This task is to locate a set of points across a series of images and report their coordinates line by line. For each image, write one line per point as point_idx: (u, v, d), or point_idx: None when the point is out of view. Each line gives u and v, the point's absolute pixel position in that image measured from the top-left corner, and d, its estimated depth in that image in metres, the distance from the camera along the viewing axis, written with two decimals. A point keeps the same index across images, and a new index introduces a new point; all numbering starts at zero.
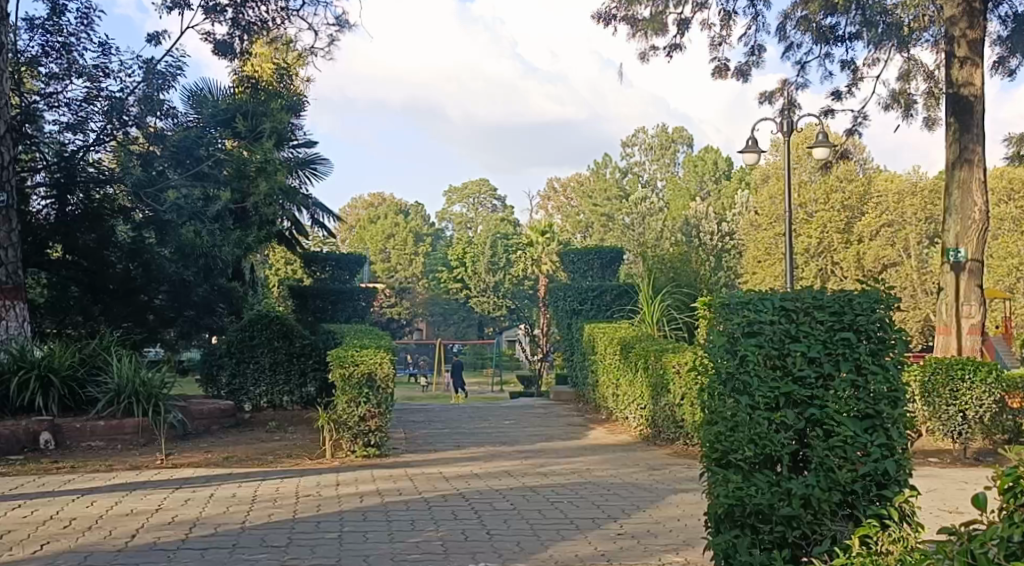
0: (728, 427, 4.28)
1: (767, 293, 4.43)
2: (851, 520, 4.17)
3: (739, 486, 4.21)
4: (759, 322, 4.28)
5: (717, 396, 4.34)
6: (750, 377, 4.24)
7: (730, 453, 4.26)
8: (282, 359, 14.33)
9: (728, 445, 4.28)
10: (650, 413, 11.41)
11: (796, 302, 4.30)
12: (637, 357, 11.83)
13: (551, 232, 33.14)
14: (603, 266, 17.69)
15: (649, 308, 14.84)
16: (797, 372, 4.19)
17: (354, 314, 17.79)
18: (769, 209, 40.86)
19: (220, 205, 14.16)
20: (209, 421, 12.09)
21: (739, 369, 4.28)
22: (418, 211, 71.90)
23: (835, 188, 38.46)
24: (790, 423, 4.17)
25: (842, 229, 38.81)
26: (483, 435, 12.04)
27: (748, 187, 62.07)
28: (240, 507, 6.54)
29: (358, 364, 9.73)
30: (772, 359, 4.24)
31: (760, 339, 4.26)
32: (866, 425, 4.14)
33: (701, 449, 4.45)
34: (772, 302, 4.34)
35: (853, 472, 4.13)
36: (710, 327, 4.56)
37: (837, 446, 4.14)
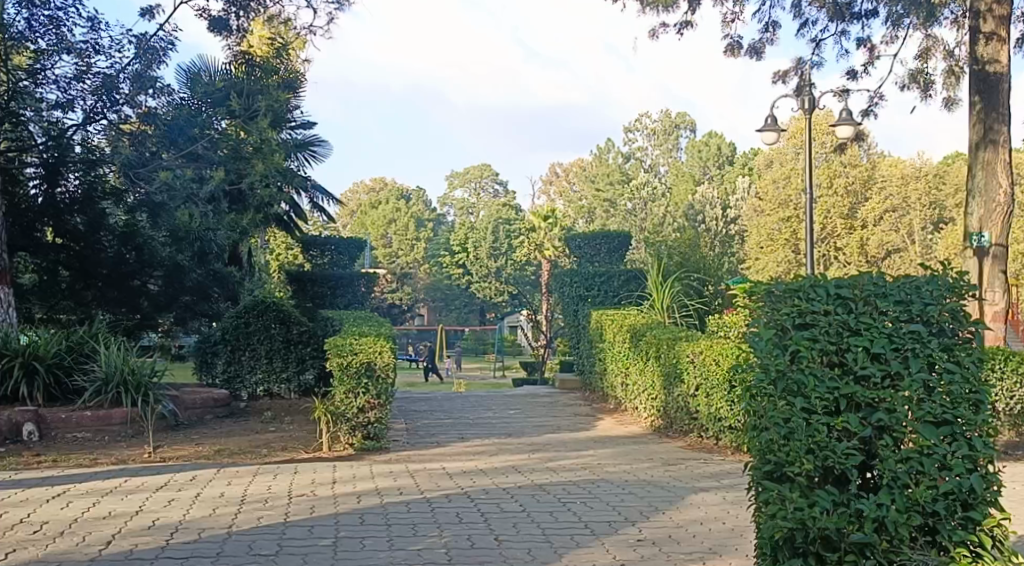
0: (782, 434, 3.82)
1: (818, 279, 4.04)
2: (933, 547, 3.75)
3: (800, 506, 3.78)
4: (812, 312, 3.89)
5: (766, 400, 3.89)
6: (805, 376, 3.80)
7: (785, 466, 3.82)
8: (278, 346, 13.88)
9: (782, 458, 3.84)
10: (661, 404, 10.93)
11: (854, 289, 3.90)
12: (648, 345, 11.34)
13: (554, 217, 32.64)
14: (610, 251, 17.17)
15: (659, 294, 14.34)
16: (858, 370, 3.75)
17: (354, 299, 17.30)
18: (774, 194, 40.31)
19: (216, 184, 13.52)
20: (201, 411, 11.76)
21: (791, 367, 3.84)
22: (419, 196, 71.37)
23: (838, 173, 37.96)
24: (854, 430, 3.71)
25: (846, 215, 38.31)
26: (487, 425, 11.58)
27: (751, 173, 61.51)
28: (228, 508, 6.06)
29: (357, 353, 9.27)
30: (828, 355, 3.81)
31: (814, 331, 3.85)
32: (943, 433, 3.68)
33: (751, 461, 4.02)
34: (827, 290, 3.94)
35: (933, 489, 3.69)
36: (752, 318, 4.15)
37: (911, 459, 3.69)
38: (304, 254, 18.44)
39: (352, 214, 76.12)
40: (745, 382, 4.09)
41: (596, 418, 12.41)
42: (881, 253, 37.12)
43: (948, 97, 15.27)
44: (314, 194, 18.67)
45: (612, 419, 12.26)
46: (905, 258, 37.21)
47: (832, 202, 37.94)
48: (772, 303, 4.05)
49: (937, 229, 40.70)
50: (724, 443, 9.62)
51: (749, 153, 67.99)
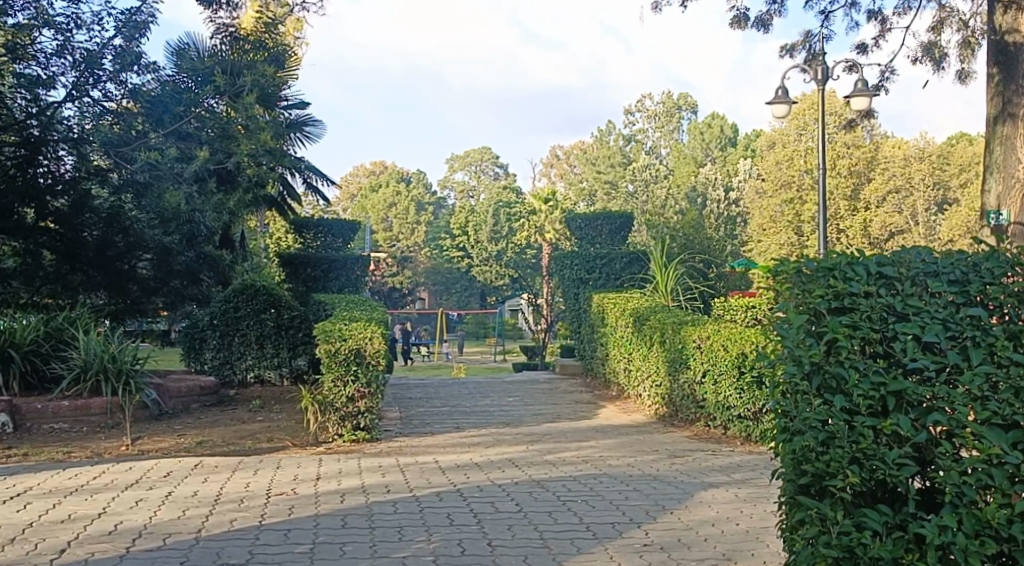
0: (819, 440, 3.59)
1: (855, 255, 3.77)
2: None
3: (847, 530, 3.57)
4: (850, 295, 3.61)
5: (802, 399, 3.67)
6: (844, 371, 3.54)
7: (825, 479, 3.59)
8: (269, 332, 13.41)
9: (821, 469, 3.61)
10: (666, 391, 10.46)
11: (898, 268, 3.62)
12: (652, 329, 10.87)
13: (554, 199, 32.14)
14: (611, 231, 16.60)
15: (662, 278, 13.85)
16: (907, 363, 3.46)
17: (348, 283, 16.81)
18: (775, 174, 39.58)
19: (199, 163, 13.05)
20: (187, 400, 11.29)
21: (828, 361, 3.59)
22: (419, 179, 70.82)
23: (841, 155, 37.44)
24: (906, 435, 3.43)
25: (850, 196, 37.79)
26: (484, 413, 11.11)
27: (753, 155, 60.90)
28: (199, 510, 5.59)
29: (346, 339, 8.78)
30: (870, 345, 3.54)
31: (854, 318, 3.57)
32: (1013, 438, 3.30)
33: (785, 469, 3.80)
34: (864, 268, 3.66)
35: (1007, 508, 3.31)
36: (779, 303, 3.91)
37: (978, 471, 3.34)
38: (297, 236, 17.93)
39: (352, 198, 75.63)
40: (774, 376, 3.87)
41: (599, 405, 11.95)
42: (884, 235, 36.63)
43: (962, 70, 14.72)
44: (308, 176, 18.18)
45: (615, 406, 11.80)
46: (907, 239, 36.72)
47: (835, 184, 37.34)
48: (801, 287, 3.78)
49: (943, 211, 40.14)
50: (732, 434, 9.16)
51: (751, 135, 67.34)
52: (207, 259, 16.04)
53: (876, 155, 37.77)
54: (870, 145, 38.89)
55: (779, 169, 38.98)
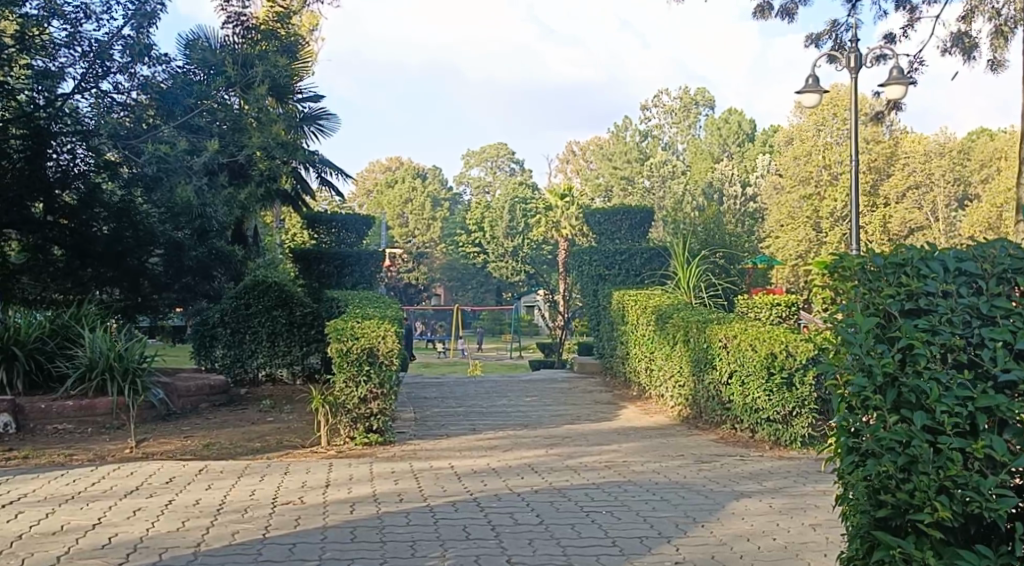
0: (901, 460, 3.48)
1: (927, 255, 3.74)
2: None
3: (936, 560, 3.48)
4: (931, 298, 3.60)
5: (874, 413, 3.58)
6: (927, 384, 3.45)
7: (911, 510, 3.48)
8: (281, 329, 13.08)
9: (905, 496, 3.49)
10: (690, 391, 10.09)
11: (980, 267, 3.62)
12: (675, 327, 10.51)
13: (571, 195, 31.78)
14: (631, 227, 16.20)
15: (684, 275, 13.46)
16: (996, 374, 3.42)
17: (362, 279, 16.48)
18: (794, 170, 38.93)
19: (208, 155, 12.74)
20: (197, 399, 10.99)
21: (907, 376, 3.51)
22: (435, 174, 70.51)
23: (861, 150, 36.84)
24: (1001, 458, 3.32)
25: (870, 192, 37.23)
26: (501, 414, 10.75)
27: (771, 150, 60.32)
28: (200, 521, 5.27)
29: (358, 338, 8.46)
30: (953, 352, 3.48)
31: (934, 325, 3.53)
32: None
33: (857, 493, 3.69)
34: (942, 264, 3.66)
35: None
36: (843, 311, 3.84)
37: None
38: (310, 231, 17.62)
39: (368, 194, 75.46)
40: (840, 391, 3.77)
41: (620, 406, 11.58)
42: (904, 231, 36.10)
43: (994, 60, 14.24)
44: (322, 170, 17.87)
45: (636, 407, 11.42)
46: (928, 235, 36.15)
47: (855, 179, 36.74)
48: (868, 288, 3.76)
49: (965, 206, 39.52)
50: (759, 437, 8.78)
51: (769, 130, 66.72)
52: (217, 254, 15.85)
53: (896, 150, 37.22)
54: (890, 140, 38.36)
55: (797, 164, 38.49)
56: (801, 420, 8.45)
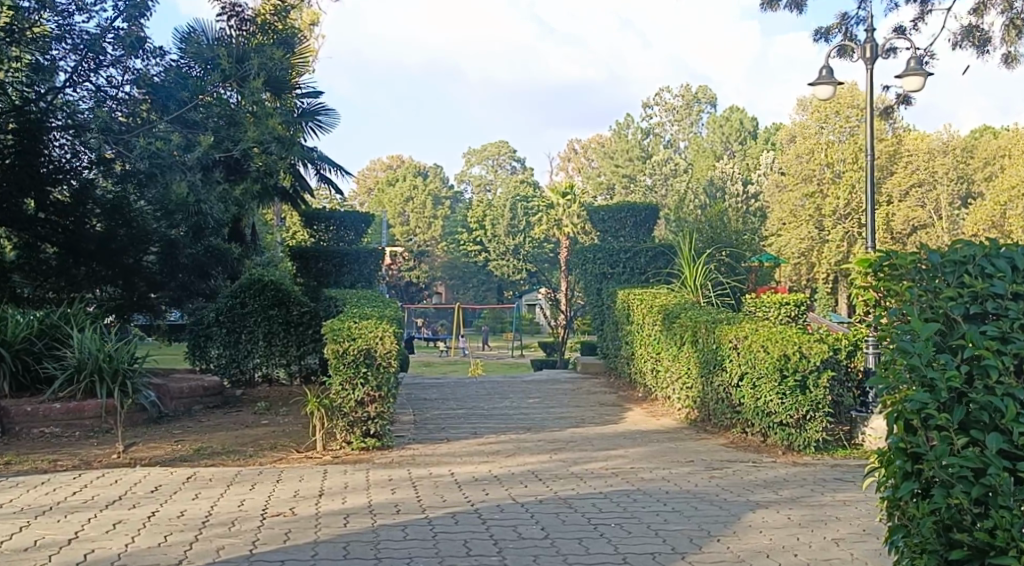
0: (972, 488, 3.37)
1: (989, 254, 3.67)
2: None
3: None
4: (998, 307, 3.51)
5: (939, 435, 3.47)
6: (1000, 402, 3.36)
7: (988, 552, 3.35)
8: (278, 329, 12.76)
9: (979, 532, 3.37)
10: (699, 394, 9.76)
11: None
12: (683, 328, 10.19)
13: (572, 193, 31.51)
14: (635, 224, 15.86)
15: (690, 274, 13.13)
16: None
17: (361, 277, 16.14)
18: (796, 168, 38.44)
19: (201, 150, 12.41)
20: (190, 401, 10.67)
21: (974, 396, 3.41)
22: (436, 172, 70.24)
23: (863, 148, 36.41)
24: None
25: None
26: (503, 417, 10.43)
27: (772, 148, 60.02)
28: (183, 535, 4.96)
29: (355, 339, 8.14)
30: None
31: (1002, 335, 3.44)
32: None
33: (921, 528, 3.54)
34: (1009, 263, 3.61)
35: None
36: (898, 321, 3.75)
37: None
38: (308, 228, 17.28)
39: (369, 192, 75.22)
40: (895, 409, 3.65)
41: (625, 408, 11.24)
42: (908, 230, 35.79)
43: (1008, 53, 13.89)
44: (321, 167, 17.54)
45: (642, 409, 11.09)
46: (932, 233, 35.80)
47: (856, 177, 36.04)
48: (924, 289, 3.71)
49: (969, 205, 39.19)
50: (771, 441, 8.45)
51: (771, 128, 66.41)
52: (215, 253, 15.42)
53: (899, 148, 36.89)
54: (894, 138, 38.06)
55: (799, 162, 38.18)
56: (815, 424, 8.16)
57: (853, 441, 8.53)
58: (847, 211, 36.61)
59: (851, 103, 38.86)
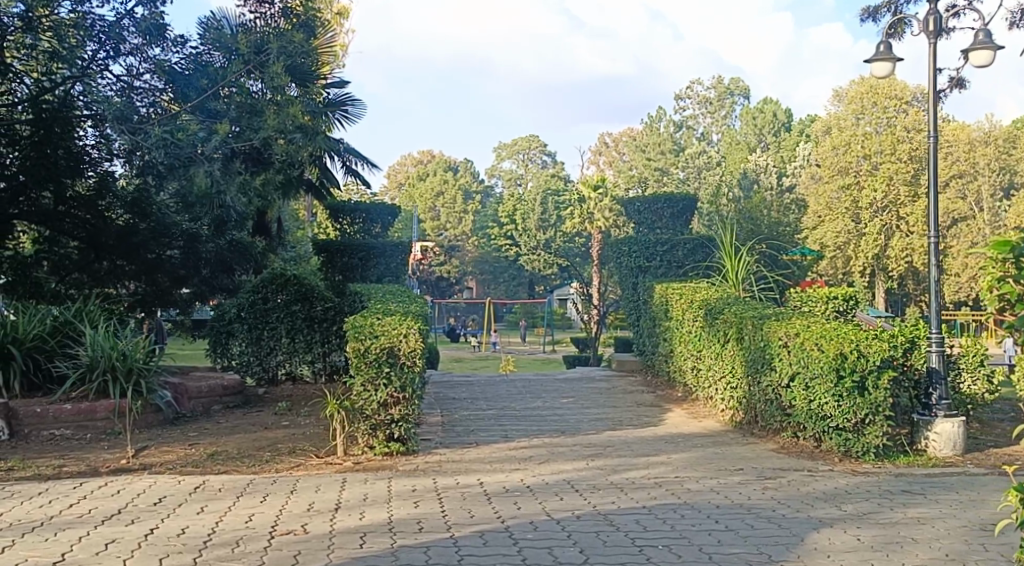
0: None
1: None
2: None
3: None
4: None
5: None
6: None
7: None
8: (302, 326, 12.31)
9: None
10: (745, 394, 9.14)
11: None
12: (727, 324, 9.59)
13: (604, 186, 30.92)
14: (673, 216, 15.19)
15: (731, 269, 12.46)
16: None
17: (388, 272, 15.37)
18: (831, 160, 37.53)
19: (220, 139, 11.96)
20: (208, 401, 10.22)
21: None
22: (467, 167, 69.76)
23: (900, 139, 35.36)
24: None
25: (909, 182, 35.43)
26: (535, 418, 9.88)
27: (807, 139, 58.96)
28: (180, 559, 4.47)
29: (378, 337, 7.67)
30: None
31: None
32: None
33: None
34: None
35: None
36: None
37: None
38: (333, 221, 16.59)
39: (400, 187, 74.97)
40: None
41: (665, 409, 10.63)
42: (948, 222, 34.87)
43: None
44: (347, 158, 17.06)
45: (683, 411, 10.46)
46: (973, 226, 34.76)
47: (893, 168, 35.16)
48: None
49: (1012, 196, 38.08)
50: (826, 447, 7.82)
51: (806, 120, 65.29)
52: (239, 248, 14.85)
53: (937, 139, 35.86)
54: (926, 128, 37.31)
55: (836, 154, 37.28)
56: (875, 428, 7.55)
57: (914, 446, 7.91)
58: (886, 203, 35.67)
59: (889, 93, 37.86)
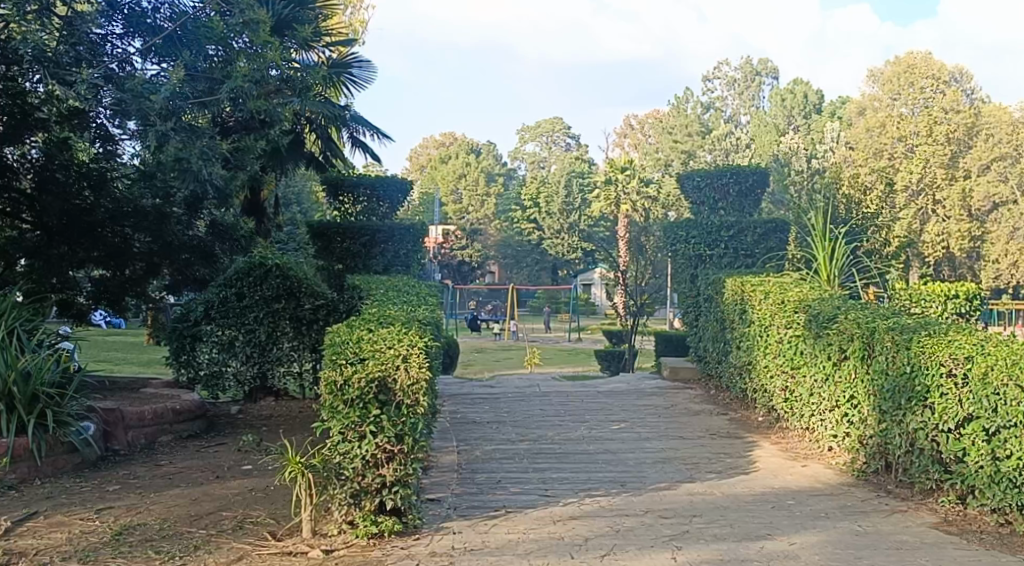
0: None
1: None
2: None
3: None
4: None
5: None
6: None
7: None
8: (285, 327, 9.87)
9: None
10: (876, 436, 6.66)
11: None
12: (844, 337, 7.10)
13: (631, 169, 28.40)
14: (740, 193, 12.52)
15: (825, 259, 9.84)
16: None
17: (396, 261, 12.76)
18: (866, 143, 34.77)
19: (169, 90, 9.44)
20: (154, 431, 7.79)
21: None
22: (488, 149, 67.24)
23: (938, 120, 32.52)
24: None
25: (949, 164, 31.86)
26: (583, 461, 7.42)
27: (836, 121, 56.10)
28: None
29: (366, 362, 5.34)
30: None
31: None
32: None
33: None
34: None
35: None
36: None
37: None
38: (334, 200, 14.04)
39: (422, 170, 72.67)
40: None
41: (749, 445, 8.12)
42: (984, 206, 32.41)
43: None
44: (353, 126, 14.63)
45: (775, 448, 7.96)
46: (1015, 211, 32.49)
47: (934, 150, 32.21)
48: None
49: None
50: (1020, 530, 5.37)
51: (836, 101, 62.36)
52: (221, 230, 11.96)
53: (980, 120, 33.17)
54: (971, 107, 34.64)
55: (871, 136, 34.79)
56: None
57: None
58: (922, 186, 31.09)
59: (926, 73, 36.34)
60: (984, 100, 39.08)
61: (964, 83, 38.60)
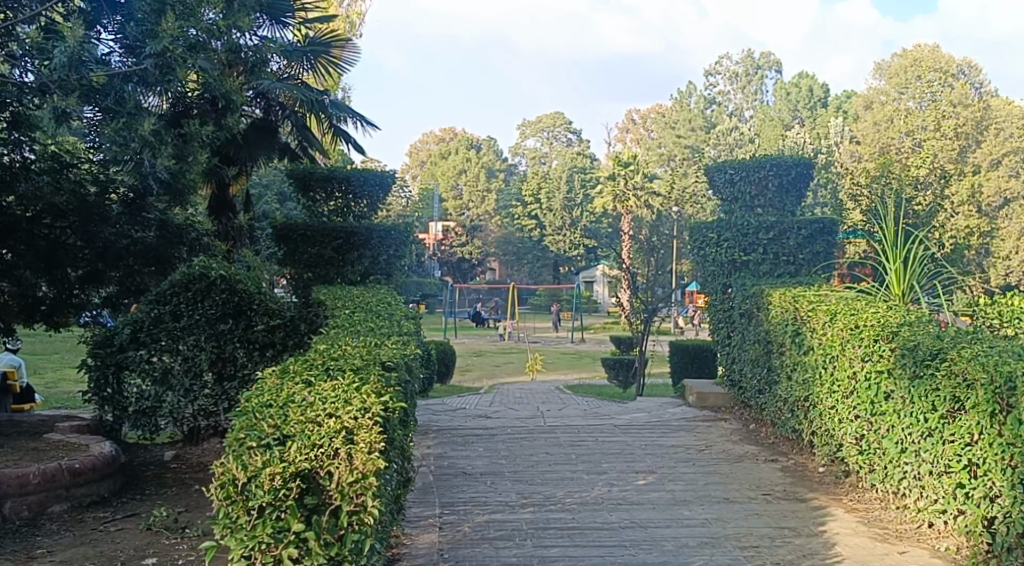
0: None
1: None
2: None
3: None
4: None
5: None
6: None
7: None
8: (233, 353, 8.00)
9: None
10: (1005, 524, 4.92)
11: None
12: (950, 384, 5.31)
13: (636, 163, 26.53)
14: (781, 187, 10.66)
15: (895, 269, 8.00)
16: None
17: (376, 268, 10.91)
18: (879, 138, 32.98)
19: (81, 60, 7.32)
20: (43, 498, 5.93)
21: None
22: (488, 144, 65.31)
23: (953, 113, 30.78)
24: None
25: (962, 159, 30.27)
26: (606, 544, 5.58)
27: (838, 115, 54.20)
28: None
29: (286, 446, 3.64)
30: None
31: None
32: None
33: None
34: None
35: None
36: None
37: None
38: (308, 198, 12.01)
39: (421, 166, 70.88)
40: None
41: (817, 513, 6.27)
42: (996, 201, 30.43)
43: None
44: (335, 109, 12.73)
45: (853, 521, 6.10)
46: None
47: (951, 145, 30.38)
48: None
49: None
50: None
51: (840, 95, 60.47)
52: (171, 230, 9.42)
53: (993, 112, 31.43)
54: (984, 101, 32.87)
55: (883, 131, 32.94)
56: None
57: None
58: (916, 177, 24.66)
59: (936, 66, 34.63)
60: (994, 93, 37.29)
61: (975, 76, 36.78)
